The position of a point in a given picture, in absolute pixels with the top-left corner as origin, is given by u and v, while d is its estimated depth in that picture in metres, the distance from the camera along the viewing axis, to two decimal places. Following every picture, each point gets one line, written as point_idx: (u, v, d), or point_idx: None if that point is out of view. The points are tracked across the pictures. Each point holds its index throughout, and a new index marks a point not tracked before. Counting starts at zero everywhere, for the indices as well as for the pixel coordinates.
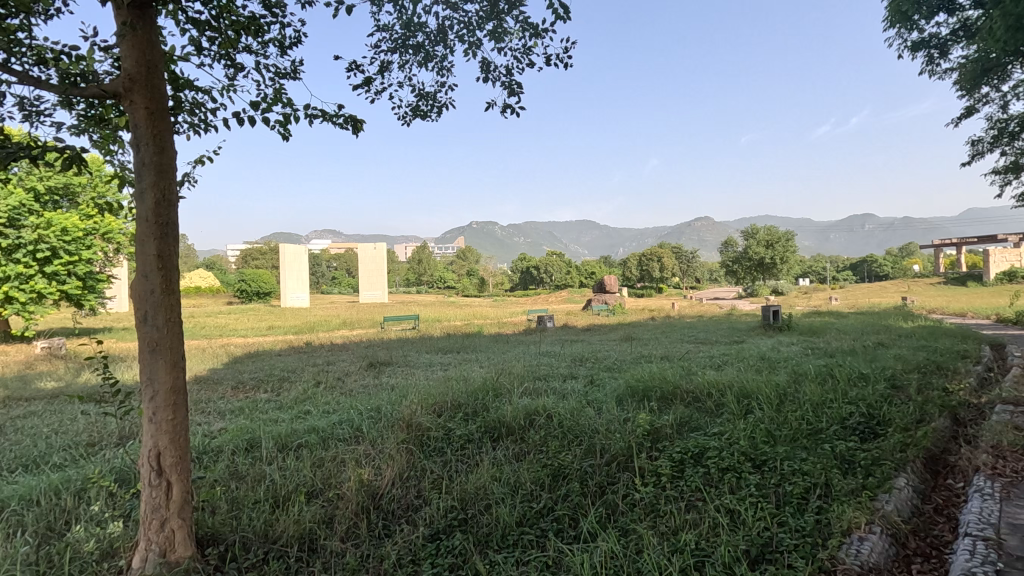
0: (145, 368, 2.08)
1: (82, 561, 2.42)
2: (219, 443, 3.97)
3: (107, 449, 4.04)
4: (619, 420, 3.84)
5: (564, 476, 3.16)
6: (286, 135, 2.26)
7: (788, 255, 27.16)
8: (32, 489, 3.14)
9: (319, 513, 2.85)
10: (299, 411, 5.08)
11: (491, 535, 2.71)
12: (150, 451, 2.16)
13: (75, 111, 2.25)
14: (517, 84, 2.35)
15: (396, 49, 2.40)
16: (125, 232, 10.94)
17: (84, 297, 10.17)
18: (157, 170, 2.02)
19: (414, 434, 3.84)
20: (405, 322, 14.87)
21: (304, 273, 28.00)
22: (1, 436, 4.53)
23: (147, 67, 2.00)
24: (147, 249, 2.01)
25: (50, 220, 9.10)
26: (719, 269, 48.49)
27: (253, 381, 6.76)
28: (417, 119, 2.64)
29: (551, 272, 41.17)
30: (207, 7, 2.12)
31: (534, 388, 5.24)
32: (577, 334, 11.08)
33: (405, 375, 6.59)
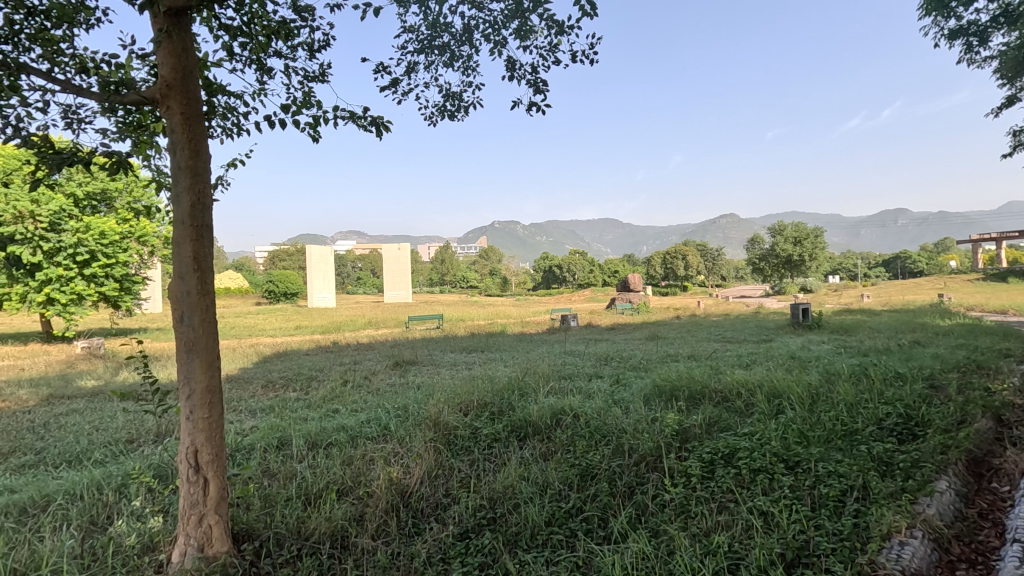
0: (182, 367, 2.14)
1: (124, 555, 2.49)
2: (251, 441, 4.05)
3: (145, 446, 4.16)
4: (647, 420, 3.80)
5: (592, 476, 3.14)
6: (315, 137, 2.29)
7: (817, 252, 26.50)
8: (76, 484, 3.25)
9: (350, 510, 2.88)
10: (327, 410, 5.15)
11: (520, 534, 2.71)
12: (188, 448, 2.22)
13: (115, 118, 2.32)
14: (543, 82, 2.34)
15: (422, 50, 2.41)
16: (159, 235, 11.26)
17: (121, 299, 10.52)
18: (192, 173, 2.07)
19: (441, 433, 3.86)
20: (429, 321, 14.96)
21: (330, 274, 28.41)
22: (47, 432, 4.70)
23: (182, 73, 2.04)
24: (183, 251, 2.06)
25: (89, 224, 9.39)
26: (745, 267, 47.57)
27: (282, 380, 6.89)
28: (444, 119, 2.66)
29: (574, 271, 40.97)
30: (239, 14, 2.16)
31: (560, 387, 5.21)
32: (602, 334, 10.97)
33: (430, 375, 6.63)
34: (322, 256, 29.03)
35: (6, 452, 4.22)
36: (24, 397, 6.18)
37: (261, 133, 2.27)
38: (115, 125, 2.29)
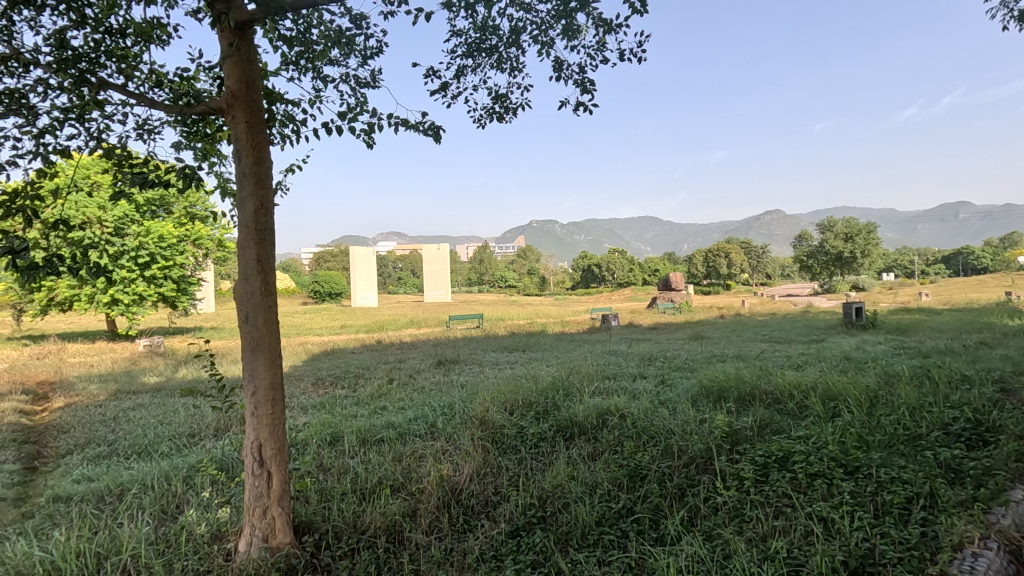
0: (247, 366, 2.24)
1: (194, 542, 2.62)
2: (305, 437, 4.20)
3: (207, 440, 4.36)
4: (696, 421, 3.73)
5: (641, 477, 3.11)
6: (370, 143, 2.36)
7: (869, 249, 25.36)
8: (147, 475, 3.44)
9: (403, 505, 2.95)
10: (375, 407, 5.28)
11: (571, 533, 2.72)
12: (253, 442, 2.32)
13: (181, 128, 2.45)
14: (590, 82, 2.35)
15: (471, 53, 2.46)
16: (213, 238, 11.77)
17: (177, 299, 11.06)
18: (255, 180, 2.16)
19: (488, 432, 3.90)
20: (470, 321, 15.08)
21: (372, 274, 29.05)
22: (117, 425, 4.99)
23: (247, 83, 2.13)
24: (248, 254, 2.16)
25: (149, 228, 9.92)
26: (793, 265, 45.98)
27: (331, 377, 7.10)
28: (492, 122, 2.73)
29: (613, 270, 40.55)
30: (296, 25, 2.25)
31: (604, 387, 5.18)
32: (644, 333, 10.80)
33: (473, 373, 6.70)
34: (364, 257, 29.73)
35: (82, 442, 4.51)
36: (94, 392, 6.56)
37: (318, 140, 2.36)
38: (180, 135, 2.41)
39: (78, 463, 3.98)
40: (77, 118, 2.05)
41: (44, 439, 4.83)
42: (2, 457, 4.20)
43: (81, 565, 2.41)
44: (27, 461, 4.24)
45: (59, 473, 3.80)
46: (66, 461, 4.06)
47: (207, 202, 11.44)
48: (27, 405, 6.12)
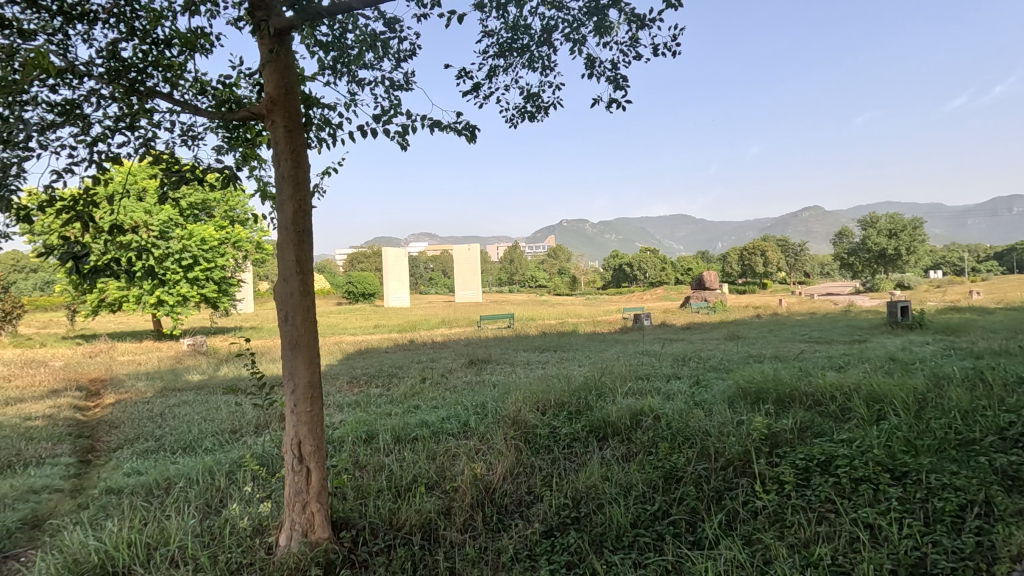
0: (287, 364, 2.29)
1: (238, 535, 2.70)
2: (341, 434, 4.28)
3: (247, 436, 4.50)
4: (733, 423, 3.65)
5: (677, 479, 3.06)
6: (404, 145, 2.38)
7: (915, 245, 24.37)
8: (192, 469, 3.56)
9: (438, 503, 2.97)
10: (408, 405, 5.34)
11: (605, 535, 2.69)
12: (292, 440, 2.38)
13: (223, 134, 2.53)
14: (623, 78, 2.32)
15: (502, 53, 2.46)
16: (252, 240, 12.14)
17: (219, 300, 11.45)
18: (294, 183, 2.21)
19: (521, 431, 3.90)
20: (500, 321, 15.11)
21: (404, 274, 29.46)
22: (163, 421, 5.20)
23: (285, 89, 2.18)
24: (287, 256, 2.21)
25: (192, 232, 10.32)
26: (832, 263, 44.58)
27: (365, 376, 7.24)
28: (524, 121, 2.72)
29: (644, 269, 40.08)
30: (332, 30, 2.29)
31: (637, 388, 5.11)
32: (678, 333, 10.62)
33: (504, 373, 6.71)
34: (396, 258, 30.17)
35: (132, 437, 4.71)
36: (142, 389, 6.85)
37: (354, 143, 2.39)
38: (223, 141, 2.49)
39: (128, 457, 4.16)
40: (127, 126, 2.14)
41: (97, 433, 5.07)
42: (59, 450, 4.43)
43: (133, 556, 2.51)
44: (82, 454, 4.45)
45: (111, 466, 3.98)
46: (117, 455, 4.25)
47: (246, 206, 11.81)
48: (81, 401, 6.43)
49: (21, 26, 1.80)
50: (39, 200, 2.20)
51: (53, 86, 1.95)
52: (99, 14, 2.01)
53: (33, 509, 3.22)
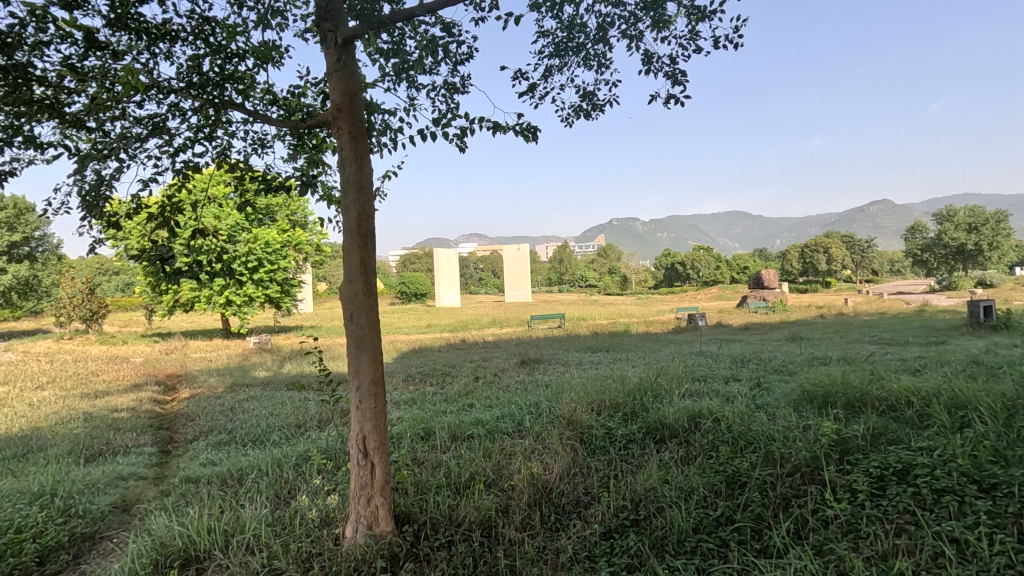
0: (352, 362, 2.37)
1: (307, 526, 2.81)
2: (400, 431, 4.39)
3: (311, 431, 4.69)
4: (799, 427, 3.49)
5: (740, 484, 2.97)
6: (462, 146, 2.42)
7: (999, 239, 22.57)
8: (262, 462, 3.75)
9: (496, 501, 3.00)
10: (463, 404, 5.42)
11: (666, 538, 2.64)
12: (358, 435, 2.46)
13: (291, 141, 2.66)
14: (681, 73, 2.27)
15: (558, 52, 2.46)
16: (311, 243, 12.69)
17: (281, 300, 12.02)
18: (358, 187, 2.28)
19: (576, 431, 3.89)
20: (551, 321, 15.09)
21: (455, 274, 29.92)
22: (234, 415, 5.49)
23: (350, 96, 2.25)
24: (352, 257, 2.29)
25: (257, 235, 10.85)
26: (903, 261, 42.05)
27: (420, 374, 7.41)
28: (580, 120, 2.71)
29: (698, 268, 39.04)
30: (392, 37, 2.36)
31: (695, 390, 4.98)
32: (736, 334, 10.25)
33: (557, 373, 6.69)
34: (446, 258, 30.70)
35: (206, 430, 5.00)
36: (214, 384, 7.27)
37: (414, 147, 2.45)
38: (289, 147, 2.61)
39: (204, 449, 4.42)
40: (205, 136, 2.28)
41: (175, 426, 5.41)
42: (142, 440, 4.76)
43: (212, 542, 2.66)
44: (162, 445, 4.77)
45: (189, 456, 4.24)
46: (194, 446, 4.52)
47: (307, 211, 12.30)
48: (160, 395, 6.89)
49: (113, 47, 1.95)
50: (128, 207, 2.38)
51: (140, 102, 2.10)
52: (181, 33, 2.15)
53: (122, 494, 3.48)
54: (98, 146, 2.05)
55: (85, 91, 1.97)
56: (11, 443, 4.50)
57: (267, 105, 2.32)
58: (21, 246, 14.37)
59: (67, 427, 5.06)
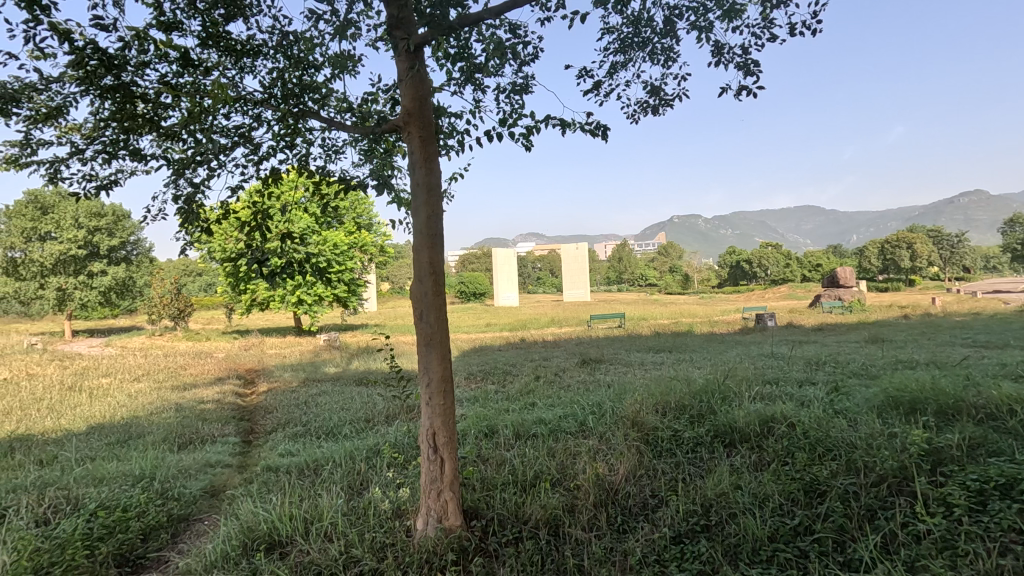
0: (423, 360, 2.44)
1: (380, 517, 2.91)
2: (464, 427, 4.47)
3: (380, 426, 4.86)
4: (885, 434, 3.27)
5: (819, 493, 2.82)
6: (528, 145, 2.43)
7: None
8: (336, 454, 3.93)
9: (562, 500, 2.99)
10: (525, 402, 5.45)
11: (740, 546, 2.54)
12: (428, 430, 2.53)
13: (363, 147, 2.77)
14: (753, 63, 2.20)
15: (624, 49, 2.44)
16: (375, 244, 13.16)
17: (348, 299, 12.54)
18: (428, 189, 2.33)
19: (642, 433, 3.83)
20: (611, 321, 14.89)
21: (513, 274, 30.08)
22: (308, 408, 5.76)
23: (419, 101, 2.30)
24: (422, 256, 2.35)
25: (326, 238, 11.34)
26: (1000, 256, 38.50)
27: (482, 373, 7.51)
28: (646, 116, 2.67)
29: (766, 266, 37.35)
30: (460, 41, 2.41)
31: (766, 393, 4.77)
32: (809, 334, 9.73)
33: (619, 373, 6.61)
34: (503, 258, 30.98)
35: (283, 422, 5.29)
36: (289, 379, 7.68)
37: (481, 148, 2.49)
38: (362, 152, 2.72)
39: (281, 440, 4.67)
40: (287, 145, 2.41)
41: (255, 417, 5.76)
42: (226, 430, 5.08)
43: (293, 528, 2.80)
44: (244, 435, 5.08)
45: (269, 446, 4.50)
46: (273, 437, 4.79)
47: (372, 213, 12.74)
48: (241, 388, 7.35)
49: (204, 65, 2.10)
50: (221, 213, 2.56)
51: (228, 114, 2.25)
52: (263, 47, 2.28)
53: (211, 480, 3.73)
54: (190, 156, 2.21)
55: (178, 106, 2.13)
56: (115, 430, 4.93)
57: (339, 113, 2.44)
58: (119, 249, 15.71)
59: (162, 417, 5.49)
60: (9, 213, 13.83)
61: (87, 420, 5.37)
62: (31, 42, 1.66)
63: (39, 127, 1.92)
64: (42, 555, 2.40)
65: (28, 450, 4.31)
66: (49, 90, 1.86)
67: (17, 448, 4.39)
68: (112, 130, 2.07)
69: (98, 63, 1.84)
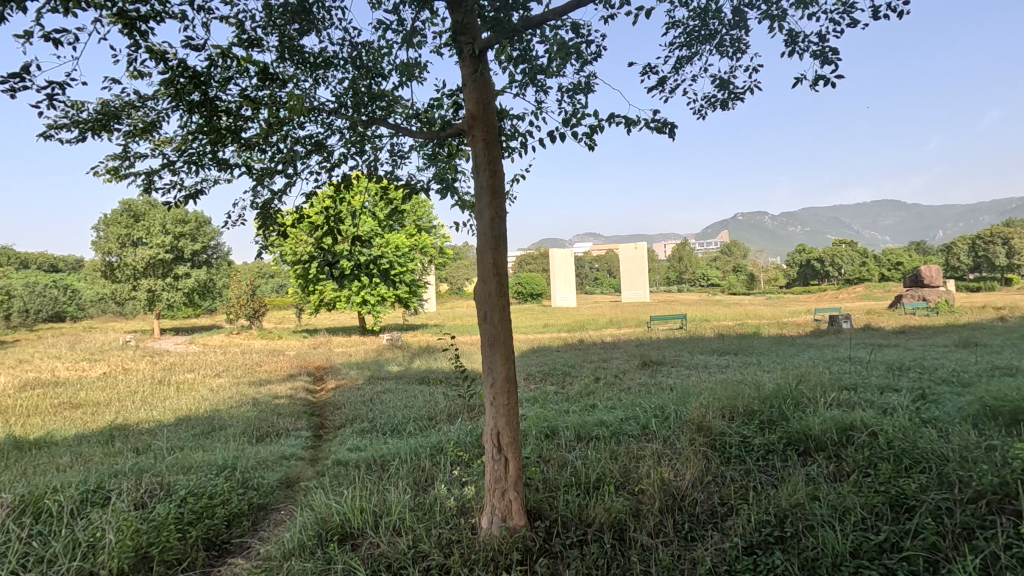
0: (486, 360, 2.47)
1: (446, 513, 2.97)
2: (525, 427, 4.49)
3: (442, 424, 4.96)
4: (983, 446, 3.00)
5: (907, 508, 2.63)
6: (592, 145, 2.40)
7: None
8: (401, 450, 4.04)
9: (627, 504, 2.94)
10: (584, 404, 5.41)
11: (819, 560, 2.40)
12: (492, 431, 2.56)
13: (428, 153, 2.83)
14: (832, 50, 2.07)
15: (690, 43, 2.37)
16: (435, 246, 13.46)
17: (410, 300, 12.89)
18: (492, 191, 2.35)
19: (709, 438, 3.70)
20: (672, 321, 14.54)
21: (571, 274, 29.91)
22: (373, 405, 5.97)
23: (483, 104, 2.33)
24: (486, 258, 2.37)
25: (388, 240, 11.65)
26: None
27: (541, 373, 7.51)
28: (714, 110, 2.58)
29: (839, 264, 35.32)
30: (522, 44, 2.42)
31: (844, 399, 4.49)
32: (890, 337, 9.11)
33: (681, 376, 6.44)
34: (560, 257, 30.84)
35: (351, 418, 5.51)
36: (355, 377, 7.98)
37: (544, 149, 2.48)
38: (427, 156, 2.77)
39: (350, 435, 4.86)
40: (357, 151, 2.50)
41: (325, 413, 6.03)
42: (299, 424, 5.35)
43: (364, 521, 2.90)
44: (315, 430, 5.33)
45: (338, 441, 4.70)
46: (342, 432, 4.99)
47: (431, 216, 12.99)
48: (311, 385, 7.70)
49: (280, 76, 2.20)
50: (295, 218, 2.68)
51: (303, 124, 2.36)
52: (335, 58, 2.37)
53: (286, 472, 3.93)
54: (269, 164, 2.33)
55: (257, 117, 2.25)
56: (200, 422, 5.29)
57: (405, 119, 2.52)
58: (201, 253, 16.86)
59: (240, 410, 5.84)
60: (108, 221, 15.18)
61: (176, 412, 5.79)
62: (130, 63, 1.81)
63: (136, 141, 2.09)
64: (142, 535, 2.60)
65: (126, 438, 4.70)
66: (145, 107, 2.02)
67: (116, 437, 4.79)
68: (199, 142, 2.22)
69: (188, 80, 1.98)
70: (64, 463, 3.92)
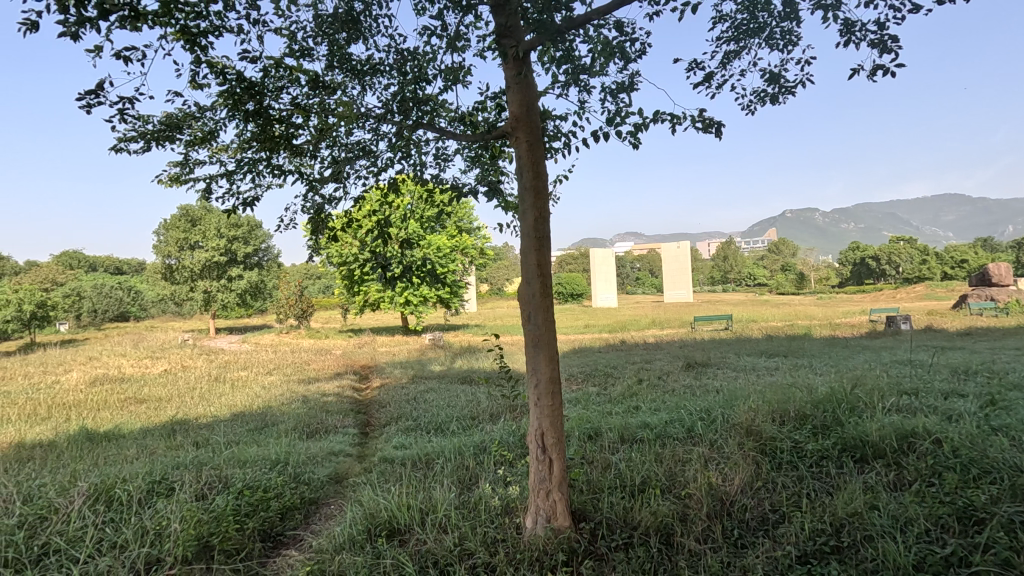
0: (530, 360, 2.48)
1: (491, 512, 2.99)
2: (568, 428, 4.47)
3: (484, 423, 5.00)
4: None
5: (976, 521, 2.49)
6: (636, 144, 2.38)
7: None
8: (445, 449, 4.10)
9: (673, 508, 2.89)
10: (628, 405, 5.34)
11: (878, 572, 2.30)
12: (537, 431, 2.56)
13: (471, 155, 2.86)
14: (892, 38, 1.98)
15: (738, 36, 2.31)
16: (476, 247, 13.57)
17: (451, 300, 13.06)
18: (535, 192, 2.36)
19: (758, 443, 3.59)
20: (717, 322, 14.19)
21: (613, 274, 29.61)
22: (417, 404, 6.08)
23: (526, 106, 2.34)
24: (530, 259, 2.38)
25: (430, 242, 11.83)
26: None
27: (583, 374, 7.46)
28: (764, 105, 2.51)
29: (897, 262, 33.61)
30: (564, 44, 2.42)
31: (904, 405, 4.27)
32: (954, 339, 8.61)
33: (728, 378, 6.27)
34: (601, 257, 30.54)
35: (395, 416, 5.62)
36: (399, 376, 8.14)
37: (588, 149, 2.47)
38: (470, 159, 2.80)
39: (395, 433, 4.96)
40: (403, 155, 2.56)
41: (371, 411, 6.17)
42: (347, 422, 5.50)
43: (411, 517, 2.96)
44: (361, 427, 5.46)
45: (384, 438, 4.81)
46: (387, 430, 5.10)
47: (472, 217, 13.11)
48: (357, 383, 7.90)
49: (329, 84, 2.28)
50: (346, 221, 2.76)
51: (351, 130, 2.43)
52: (381, 65, 2.43)
53: (335, 468, 4.06)
54: (320, 170, 2.41)
55: (308, 124, 2.33)
56: (254, 418, 5.51)
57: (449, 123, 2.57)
58: (253, 255, 17.52)
59: (291, 407, 6.06)
60: (168, 226, 16.04)
61: (231, 408, 6.05)
62: (192, 76, 1.91)
63: (196, 150, 2.20)
64: (203, 525, 2.72)
65: (186, 432, 4.94)
66: (204, 118, 2.12)
67: (177, 431, 5.04)
68: (253, 150, 2.32)
69: (244, 91, 2.07)
70: (132, 454, 4.15)
